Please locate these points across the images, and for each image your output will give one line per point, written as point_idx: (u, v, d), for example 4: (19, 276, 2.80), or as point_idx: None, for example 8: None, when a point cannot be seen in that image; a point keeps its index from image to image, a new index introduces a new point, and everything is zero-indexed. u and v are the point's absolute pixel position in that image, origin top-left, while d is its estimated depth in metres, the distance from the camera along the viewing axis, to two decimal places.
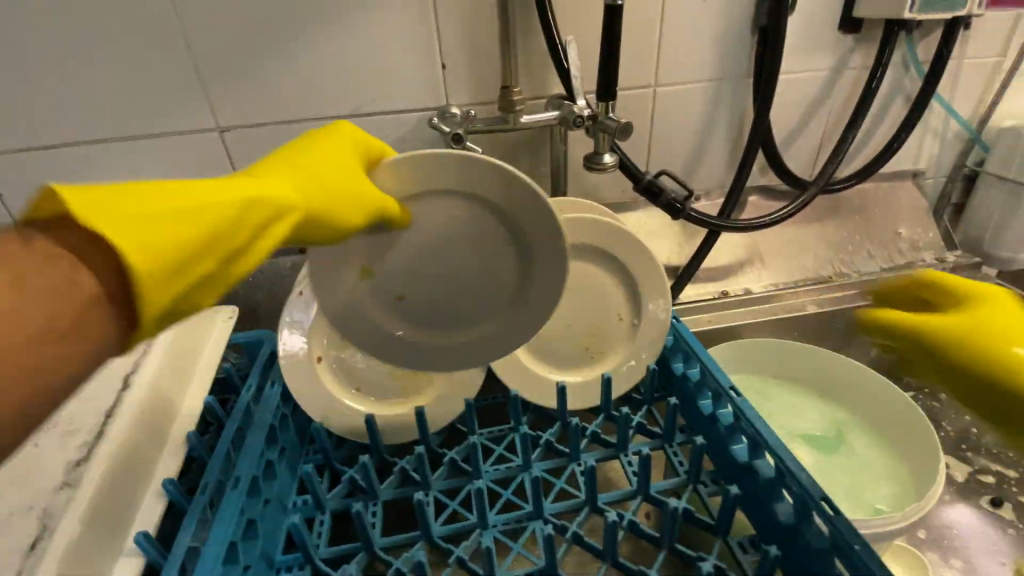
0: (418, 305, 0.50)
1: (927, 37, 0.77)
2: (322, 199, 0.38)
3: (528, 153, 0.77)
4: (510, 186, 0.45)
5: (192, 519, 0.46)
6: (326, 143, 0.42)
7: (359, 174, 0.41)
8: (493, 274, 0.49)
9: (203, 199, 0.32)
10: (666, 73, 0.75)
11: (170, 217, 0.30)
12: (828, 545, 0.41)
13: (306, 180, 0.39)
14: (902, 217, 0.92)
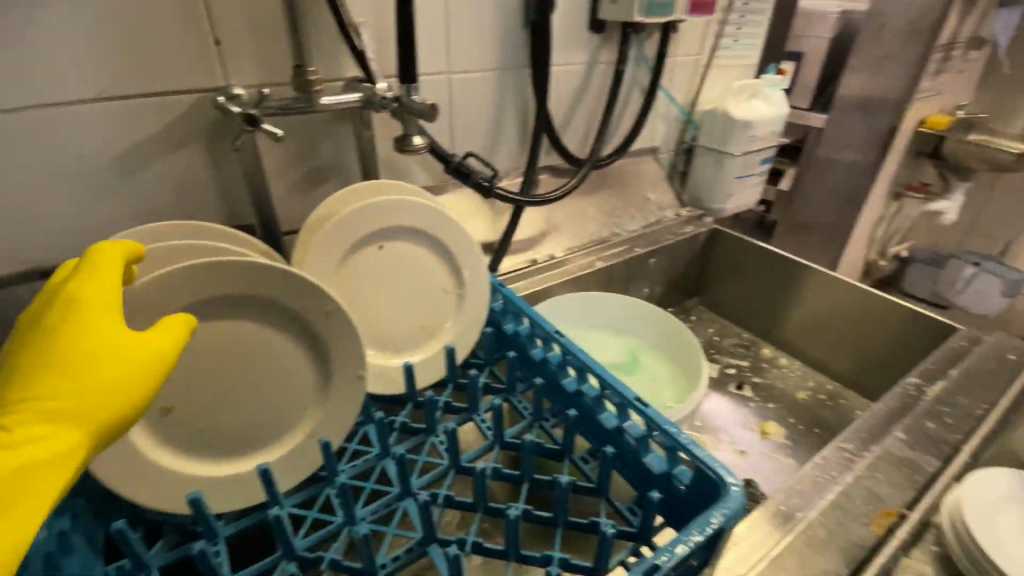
0: (188, 419, 0.47)
1: (648, 39, 0.98)
2: (118, 381, 0.38)
3: (331, 140, 0.74)
4: (315, 293, 0.48)
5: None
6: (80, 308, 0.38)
7: (139, 330, 0.39)
8: (299, 364, 0.51)
9: None
10: (457, 60, 0.80)
11: None
12: (644, 433, 0.50)
13: (91, 369, 0.37)
14: (649, 185, 1.17)
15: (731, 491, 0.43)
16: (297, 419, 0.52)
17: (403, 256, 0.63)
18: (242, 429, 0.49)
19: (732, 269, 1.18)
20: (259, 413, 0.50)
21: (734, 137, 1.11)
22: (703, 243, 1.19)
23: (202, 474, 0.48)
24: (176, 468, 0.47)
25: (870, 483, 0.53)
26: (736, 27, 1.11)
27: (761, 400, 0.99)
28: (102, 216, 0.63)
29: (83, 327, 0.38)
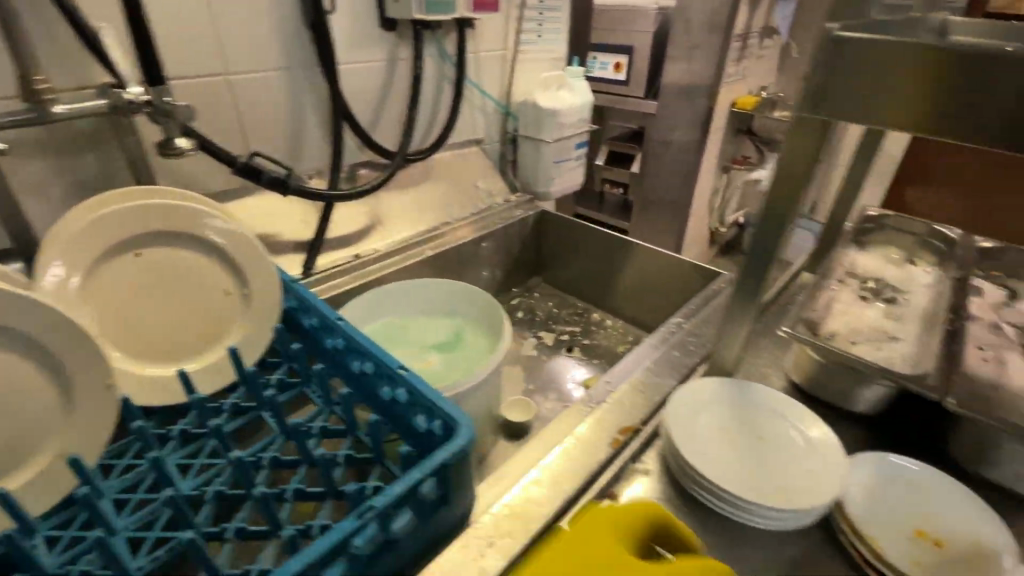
0: None
1: (447, 36, 1.03)
2: None
3: (95, 149, 0.72)
4: (48, 315, 0.50)
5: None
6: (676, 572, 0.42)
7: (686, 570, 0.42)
8: (36, 385, 0.51)
9: None
10: (233, 61, 0.79)
11: None
12: (406, 399, 0.54)
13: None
14: (477, 174, 1.23)
15: (464, 432, 0.48)
16: (43, 439, 0.52)
17: (168, 264, 0.65)
18: None
19: (563, 245, 1.29)
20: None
21: (546, 125, 1.20)
22: (533, 224, 1.28)
23: None
24: None
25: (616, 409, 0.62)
26: (536, 22, 1.21)
27: (586, 358, 1.12)
28: None
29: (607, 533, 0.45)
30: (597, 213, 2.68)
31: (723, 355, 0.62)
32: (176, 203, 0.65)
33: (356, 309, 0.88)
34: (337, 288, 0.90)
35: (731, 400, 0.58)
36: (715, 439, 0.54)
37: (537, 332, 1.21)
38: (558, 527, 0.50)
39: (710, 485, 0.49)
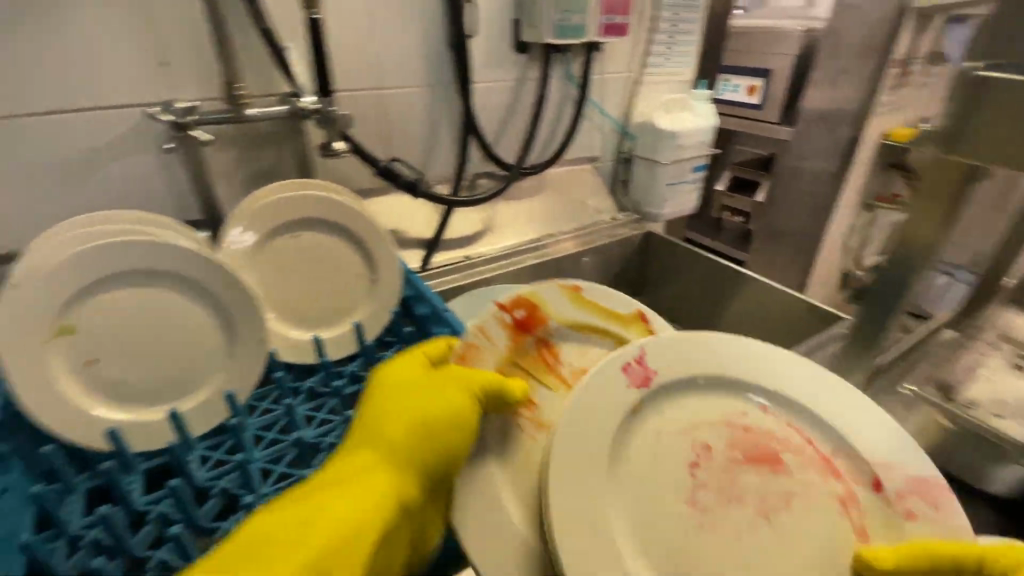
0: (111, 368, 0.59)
1: (575, 58, 1.08)
2: (352, 513, 0.43)
3: (272, 146, 0.85)
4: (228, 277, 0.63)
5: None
6: (359, 457, 0.49)
7: (420, 403, 0.52)
8: (210, 329, 0.65)
9: (351, 525, 0.42)
10: (386, 78, 0.91)
11: (336, 541, 0.41)
12: None
13: (349, 486, 0.46)
14: (586, 190, 1.25)
15: None
16: (210, 373, 0.65)
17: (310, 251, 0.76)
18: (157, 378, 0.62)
19: (667, 269, 1.27)
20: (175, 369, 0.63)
21: (663, 147, 1.19)
22: (638, 245, 1.27)
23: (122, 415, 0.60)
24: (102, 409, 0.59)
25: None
26: (665, 46, 1.22)
27: None
28: (68, 209, 0.74)
29: (325, 496, 0.44)
30: (712, 242, 2.51)
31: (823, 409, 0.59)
32: (328, 197, 0.75)
33: (460, 306, 0.95)
34: (445, 284, 0.99)
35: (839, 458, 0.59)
36: None
37: None
38: None
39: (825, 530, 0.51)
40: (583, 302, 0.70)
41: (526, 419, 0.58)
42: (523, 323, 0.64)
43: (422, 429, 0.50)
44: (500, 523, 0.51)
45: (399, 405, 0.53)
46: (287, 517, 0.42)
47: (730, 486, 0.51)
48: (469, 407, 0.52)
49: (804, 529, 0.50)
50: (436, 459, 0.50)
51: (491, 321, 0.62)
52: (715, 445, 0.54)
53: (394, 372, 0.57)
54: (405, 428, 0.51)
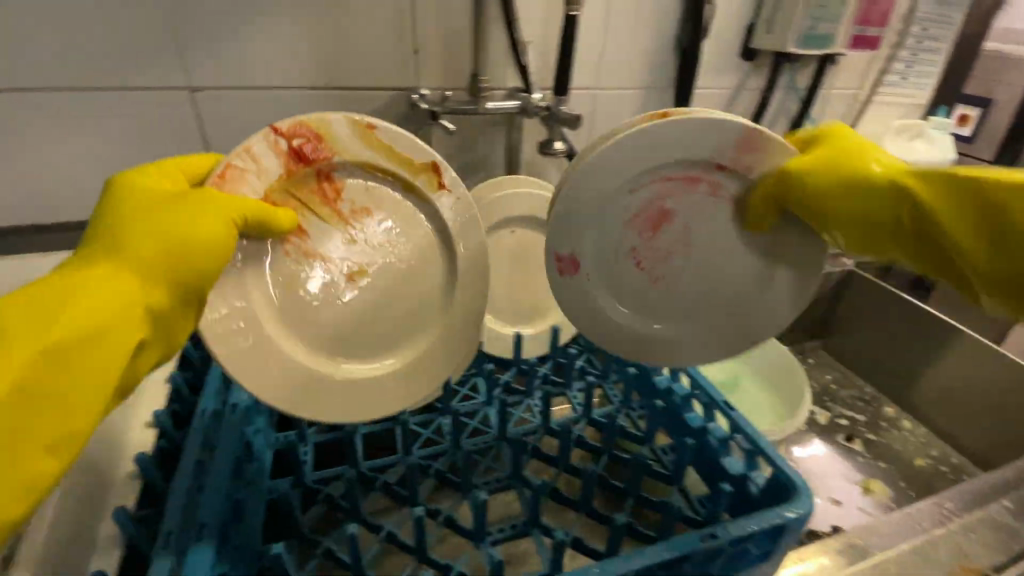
0: None
1: (803, 69, 0.98)
2: (83, 315, 0.36)
3: (487, 136, 0.87)
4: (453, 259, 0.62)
5: (182, 486, 0.45)
6: (85, 275, 0.38)
7: (164, 216, 0.40)
8: None
9: (87, 315, 0.36)
10: (606, 77, 0.87)
11: (79, 328, 0.35)
12: (726, 434, 0.53)
13: (67, 315, 0.35)
14: None
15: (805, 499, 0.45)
16: None
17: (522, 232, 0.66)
18: None
19: (865, 316, 1.09)
20: None
21: None
22: (834, 283, 1.12)
23: None
24: None
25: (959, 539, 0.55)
26: (906, 63, 1.06)
27: (872, 456, 0.94)
28: None
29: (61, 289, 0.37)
30: None
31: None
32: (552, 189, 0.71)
33: None
34: None
35: None
36: None
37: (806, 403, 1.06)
38: None
39: None
40: (379, 143, 0.51)
41: (290, 241, 0.50)
42: (306, 152, 0.48)
43: (173, 245, 0.40)
44: (308, 285, 0.51)
45: (157, 218, 0.41)
46: (4, 314, 0.34)
47: (694, 238, 0.51)
48: (212, 236, 0.40)
49: (702, 249, 0.51)
50: (183, 274, 0.40)
51: (257, 141, 0.46)
52: (728, 179, 0.48)
53: (143, 178, 0.45)
54: (133, 220, 0.40)
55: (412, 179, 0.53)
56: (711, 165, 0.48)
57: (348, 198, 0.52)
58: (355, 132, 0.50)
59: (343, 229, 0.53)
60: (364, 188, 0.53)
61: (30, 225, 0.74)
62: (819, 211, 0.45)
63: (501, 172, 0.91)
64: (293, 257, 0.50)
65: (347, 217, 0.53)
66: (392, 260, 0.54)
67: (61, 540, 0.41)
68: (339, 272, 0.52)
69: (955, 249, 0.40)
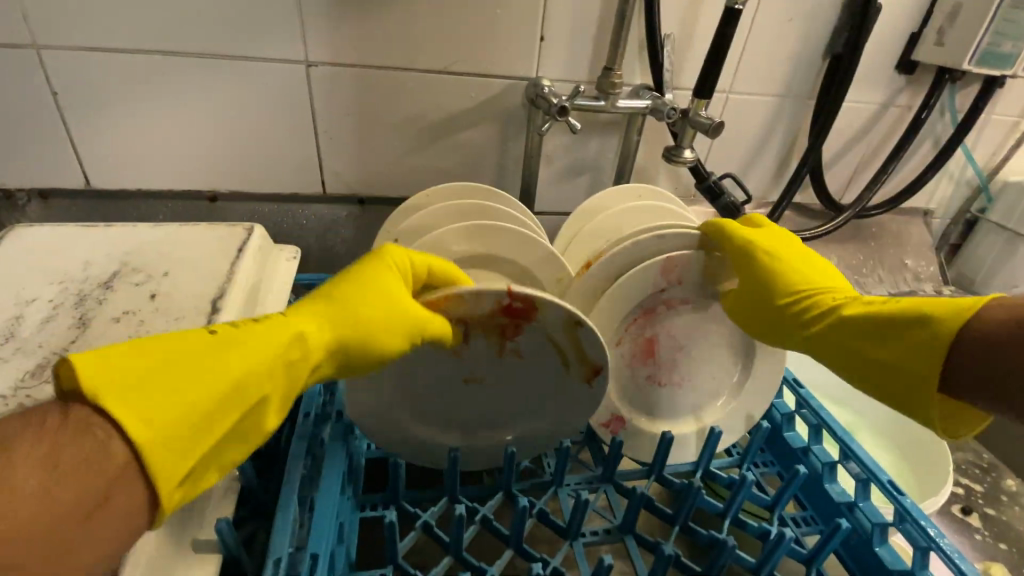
0: None
1: (965, 88, 0.85)
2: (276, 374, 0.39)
3: (601, 136, 0.79)
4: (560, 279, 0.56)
5: (290, 501, 0.41)
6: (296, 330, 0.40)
7: (386, 306, 0.42)
8: None
9: (276, 376, 0.39)
10: (741, 81, 0.78)
11: (267, 385, 0.38)
12: (890, 520, 0.45)
13: (267, 369, 0.38)
14: (907, 249, 0.98)
15: None
16: None
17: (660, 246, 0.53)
18: None
19: None
20: None
21: None
22: None
23: None
24: None
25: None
26: None
27: (991, 535, 0.82)
28: (412, 165, 0.76)
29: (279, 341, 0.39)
30: None
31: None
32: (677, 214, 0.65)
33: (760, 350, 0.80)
34: None
35: None
36: None
37: None
38: None
39: None
40: (574, 335, 0.45)
41: (447, 348, 0.47)
42: (517, 312, 0.44)
43: (363, 339, 0.42)
44: (432, 370, 0.49)
45: (371, 304, 0.42)
46: (233, 350, 0.37)
47: (685, 333, 0.57)
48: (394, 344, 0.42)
49: (695, 354, 0.58)
50: (353, 367, 0.43)
51: (488, 293, 0.42)
52: (671, 289, 0.54)
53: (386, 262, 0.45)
54: (357, 295, 0.43)
55: (569, 364, 0.48)
56: (656, 292, 0.54)
57: (517, 343, 0.47)
58: (562, 324, 0.44)
59: (496, 356, 0.48)
60: (533, 345, 0.47)
61: (134, 189, 0.72)
62: (762, 326, 0.52)
63: (608, 176, 0.83)
64: (446, 343, 0.47)
65: (501, 351, 0.48)
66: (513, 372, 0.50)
67: (161, 551, 0.37)
68: (458, 373, 0.49)
69: (891, 377, 0.42)
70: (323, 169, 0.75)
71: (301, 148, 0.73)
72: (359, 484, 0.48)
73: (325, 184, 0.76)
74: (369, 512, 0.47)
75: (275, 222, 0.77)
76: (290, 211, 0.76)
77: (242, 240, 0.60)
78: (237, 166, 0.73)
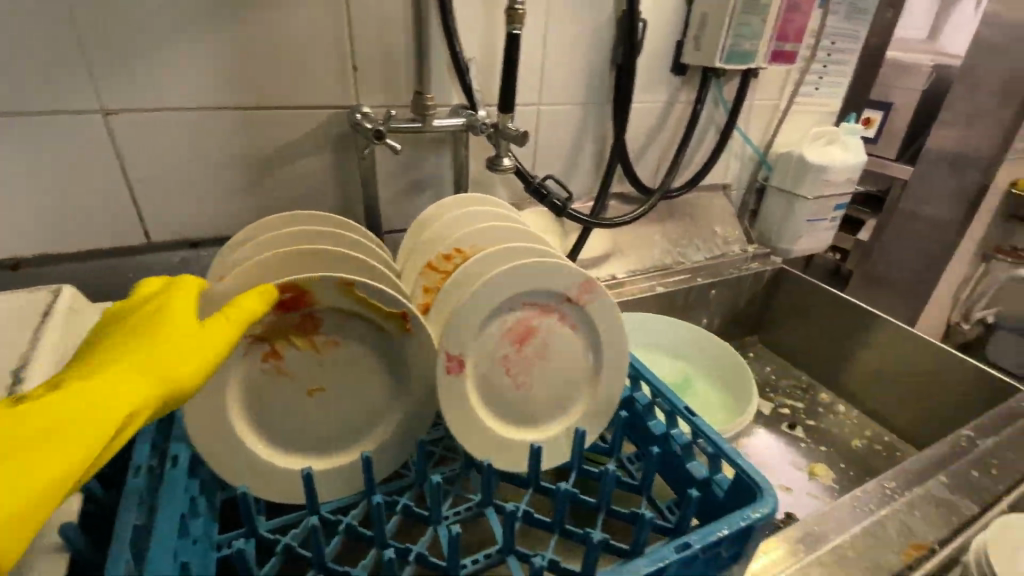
0: (293, 431, 0.54)
1: (729, 83, 1.04)
2: (87, 407, 0.38)
3: (433, 154, 0.85)
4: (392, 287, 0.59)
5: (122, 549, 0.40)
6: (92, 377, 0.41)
7: (184, 328, 0.45)
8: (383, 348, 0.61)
9: (69, 413, 0.38)
10: (548, 93, 0.89)
11: (43, 431, 0.37)
12: (690, 439, 0.54)
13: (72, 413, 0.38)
14: (715, 218, 1.19)
15: (768, 497, 0.47)
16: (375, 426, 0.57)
17: (547, 281, 0.55)
18: (329, 427, 0.55)
19: (799, 311, 1.17)
20: (334, 424, 0.55)
21: (808, 180, 1.12)
22: (768, 280, 1.19)
23: (277, 459, 0.53)
24: (276, 458, 0.53)
25: (905, 517, 0.60)
26: (819, 75, 1.15)
27: (812, 440, 1.00)
28: (246, 202, 0.76)
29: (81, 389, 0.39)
30: None
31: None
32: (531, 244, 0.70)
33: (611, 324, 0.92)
34: None
35: None
36: None
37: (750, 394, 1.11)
38: None
39: None
40: (357, 297, 0.52)
41: (268, 362, 0.52)
42: (292, 302, 0.51)
43: (160, 363, 0.42)
44: (271, 394, 0.52)
45: (156, 336, 0.44)
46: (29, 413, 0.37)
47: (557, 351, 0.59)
48: (189, 361, 0.43)
49: (563, 345, 0.59)
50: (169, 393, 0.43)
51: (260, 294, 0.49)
52: (571, 304, 0.59)
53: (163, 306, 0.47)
54: (143, 333, 0.45)
55: (380, 322, 0.54)
56: (558, 297, 0.58)
57: (324, 334, 0.53)
58: (338, 289, 0.51)
59: (316, 357, 0.53)
60: (340, 324, 0.54)
61: None
62: None
63: (448, 189, 0.89)
64: (264, 372, 0.52)
65: (318, 344, 0.53)
66: (341, 367, 0.54)
67: None
68: (300, 386, 0.53)
69: None
70: (145, 218, 0.72)
71: (114, 198, 0.69)
72: (210, 525, 0.49)
73: (151, 233, 0.73)
74: (225, 549, 0.49)
75: (98, 279, 0.72)
76: (114, 265, 0.72)
77: (49, 303, 0.56)
78: (39, 227, 0.68)
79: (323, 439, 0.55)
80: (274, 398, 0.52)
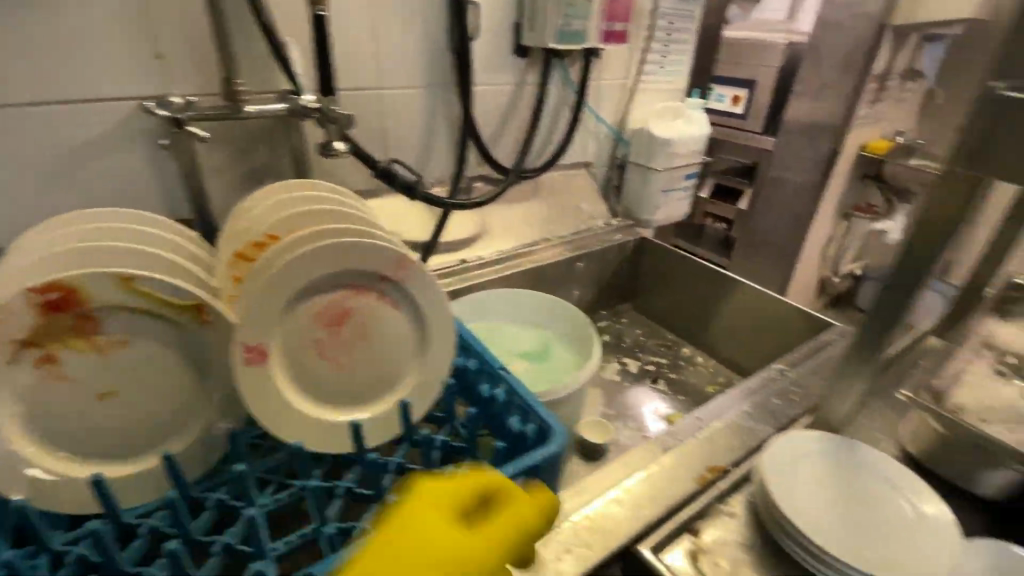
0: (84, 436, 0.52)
1: (573, 63, 1.08)
2: None
3: (267, 144, 0.83)
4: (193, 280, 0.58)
5: None
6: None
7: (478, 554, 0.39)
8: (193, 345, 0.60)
9: None
10: (386, 78, 0.89)
11: None
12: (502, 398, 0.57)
13: None
14: (578, 195, 1.25)
15: (558, 438, 0.50)
16: (182, 423, 0.56)
17: (352, 260, 0.56)
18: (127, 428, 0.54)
19: (662, 277, 1.26)
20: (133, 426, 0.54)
21: (657, 153, 1.20)
22: (632, 249, 1.27)
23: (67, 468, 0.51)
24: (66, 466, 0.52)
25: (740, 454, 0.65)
26: (662, 53, 1.23)
27: (673, 392, 1.08)
28: (49, 205, 0.71)
29: None
30: (695, 249, 2.59)
31: (826, 413, 0.64)
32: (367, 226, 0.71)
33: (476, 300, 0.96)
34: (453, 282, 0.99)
35: (840, 456, 0.56)
36: (817, 493, 0.53)
37: (621, 357, 1.18)
38: (635, 548, 0.51)
39: (807, 541, 0.48)
40: (139, 291, 0.51)
41: (44, 367, 0.50)
42: (62, 303, 0.49)
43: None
44: (51, 399, 0.50)
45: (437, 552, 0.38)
46: None
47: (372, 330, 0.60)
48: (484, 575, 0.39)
49: (383, 325, 0.60)
50: None
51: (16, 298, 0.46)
52: (385, 283, 0.60)
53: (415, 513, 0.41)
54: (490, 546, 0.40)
55: (172, 315, 0.53)
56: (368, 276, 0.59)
57: (108, 334, 0.52)
58: (113, 285, 0.50)
59: (98, 358, 0.52)
60: (125, 321, 0.52)
61: None
62: None
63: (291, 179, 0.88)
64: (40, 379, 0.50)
65: (101, 343, 0.52)
66: (133, 366, 0.53)
67: None
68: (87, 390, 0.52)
69: None
70: None
71: None
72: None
73: None
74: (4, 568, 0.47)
75: None
76: None
77: None
78: None
79: (117, 441, 0.54)
80: (57, 405, 0.51)
